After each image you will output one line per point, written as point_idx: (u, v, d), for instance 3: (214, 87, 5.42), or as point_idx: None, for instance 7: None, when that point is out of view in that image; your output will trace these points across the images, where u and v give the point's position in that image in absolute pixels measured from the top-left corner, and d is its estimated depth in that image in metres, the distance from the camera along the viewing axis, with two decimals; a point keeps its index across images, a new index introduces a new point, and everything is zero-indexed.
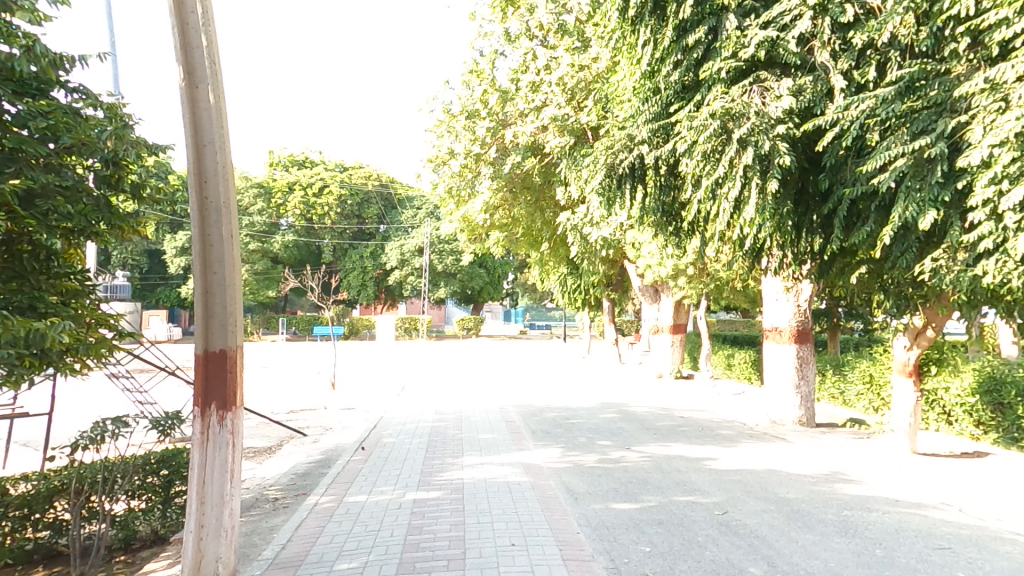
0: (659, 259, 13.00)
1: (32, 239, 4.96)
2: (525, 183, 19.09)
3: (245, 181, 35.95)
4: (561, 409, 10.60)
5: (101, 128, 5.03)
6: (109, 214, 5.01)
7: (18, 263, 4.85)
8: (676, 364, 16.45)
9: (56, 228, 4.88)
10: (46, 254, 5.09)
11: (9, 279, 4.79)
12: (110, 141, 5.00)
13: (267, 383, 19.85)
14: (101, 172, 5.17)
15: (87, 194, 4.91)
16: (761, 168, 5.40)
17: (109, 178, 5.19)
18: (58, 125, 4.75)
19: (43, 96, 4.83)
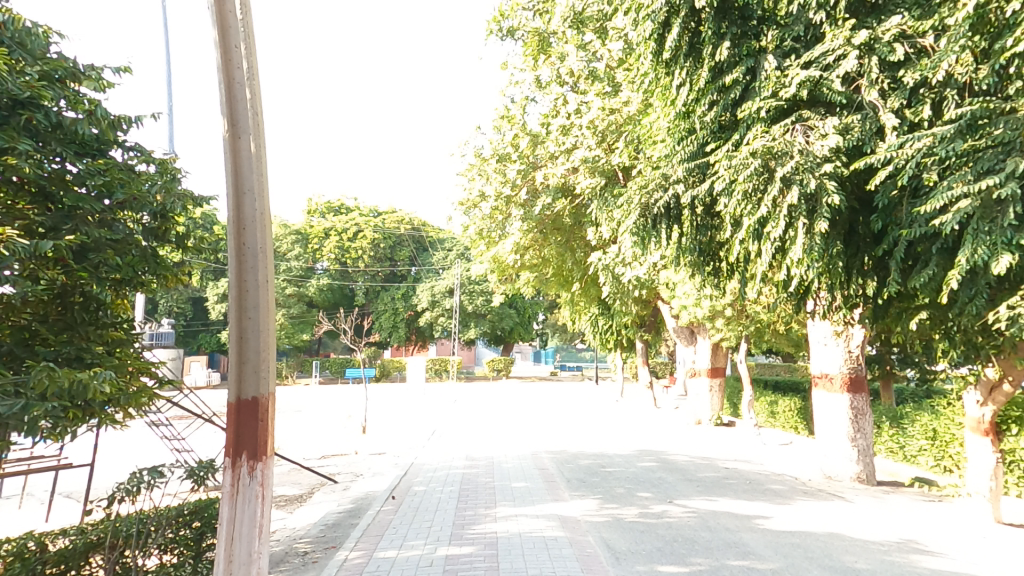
0: (696, 300, 12.64)
1: (84, 290, 5.02)
2: (556, 224, 19.15)
3: (284, 227, 37.30)
4: (596, 457, 10.15)
5: (151, 183, 5.28)
6: (154, 264, 5.24)
7: (70, 314, 4.98)
8: (716, 410, 15.75)
9: (106, 279, 5.01)
10: (96, 304, 5.15)
11: (60, 330, 4.92)
12: (159, 195, 5.20)
13: (298, 427, 19.89)
14: (150, 225, 5.32)
15: (135, 246, 5.11)
16: (808, 207, 5.22)
17: (157, 230, 5.35)
18: (113, 182, 4.97)
19: (102, 157, 5.05)
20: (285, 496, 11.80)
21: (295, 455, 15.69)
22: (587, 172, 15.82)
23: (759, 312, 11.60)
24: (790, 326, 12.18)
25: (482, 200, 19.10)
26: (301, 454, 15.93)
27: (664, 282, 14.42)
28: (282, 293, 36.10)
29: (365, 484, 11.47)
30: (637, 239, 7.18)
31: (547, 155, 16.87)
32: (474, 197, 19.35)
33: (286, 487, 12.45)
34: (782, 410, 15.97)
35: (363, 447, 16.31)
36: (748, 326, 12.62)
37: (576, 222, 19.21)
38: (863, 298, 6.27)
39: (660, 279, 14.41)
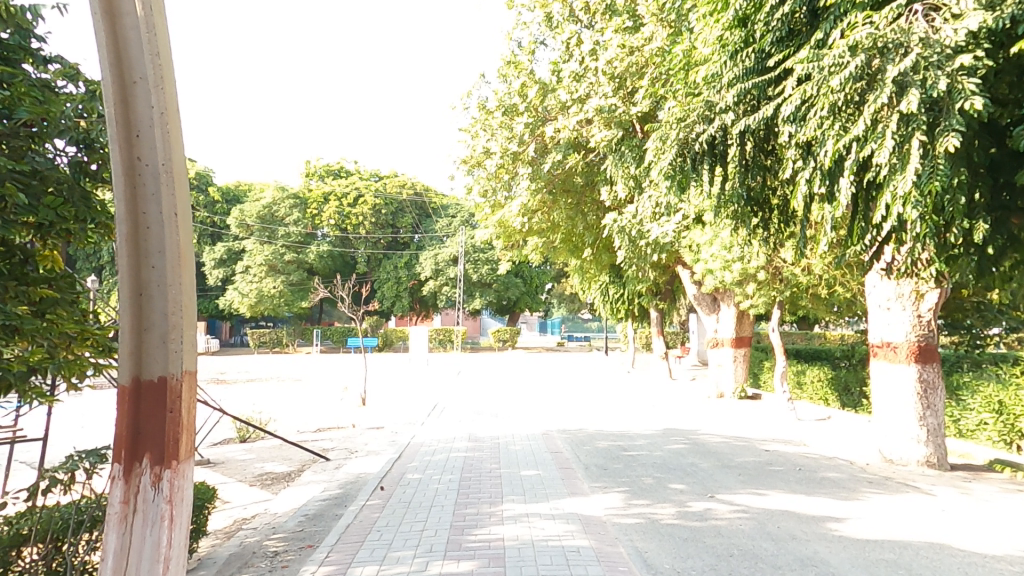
0: (726, 259, 11.34)
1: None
2: (567, 183, 17.65)
3: (281, 191, 35.87)
4: (616, 438, 9.09)
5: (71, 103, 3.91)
6: (85, 208, 3.82)
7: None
8: (739, 382, 14.59)
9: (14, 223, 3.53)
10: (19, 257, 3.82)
11: None
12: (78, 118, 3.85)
13: (294, 399, 19.00)
14: (72, 159, 3.89)
15: (53, 183, 3.72)
16: (929, 119, 3.89)
17: (83, 166, 3.91)
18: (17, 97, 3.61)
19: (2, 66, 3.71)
20: (275, 473, 10.86)
21: (289, 430, 14.73)
22: (602, 124, 14.39)
23: (801, 270, 10.37)
24: (831, 291, 10.89)
25: (486, 157, 17.67)
26: (294, 428, 14.98)
27: (691, 238, 13.16)
28: (281, 260, 34.83)
29: (361, 462, 10.46)
30: (673, 182, 6.02)
31: (557, 108, 15.48)
32: (478, 154, 17.90)
33: (276, 465, 11.50)
34: (810, 380, 14.82)
35: (361, 421, 15.37)
36: (783, 293, 11.33)
37: (588, 181, 17.76)
38: (965, 250, 5.03)
39: (690, 237, 13.13)
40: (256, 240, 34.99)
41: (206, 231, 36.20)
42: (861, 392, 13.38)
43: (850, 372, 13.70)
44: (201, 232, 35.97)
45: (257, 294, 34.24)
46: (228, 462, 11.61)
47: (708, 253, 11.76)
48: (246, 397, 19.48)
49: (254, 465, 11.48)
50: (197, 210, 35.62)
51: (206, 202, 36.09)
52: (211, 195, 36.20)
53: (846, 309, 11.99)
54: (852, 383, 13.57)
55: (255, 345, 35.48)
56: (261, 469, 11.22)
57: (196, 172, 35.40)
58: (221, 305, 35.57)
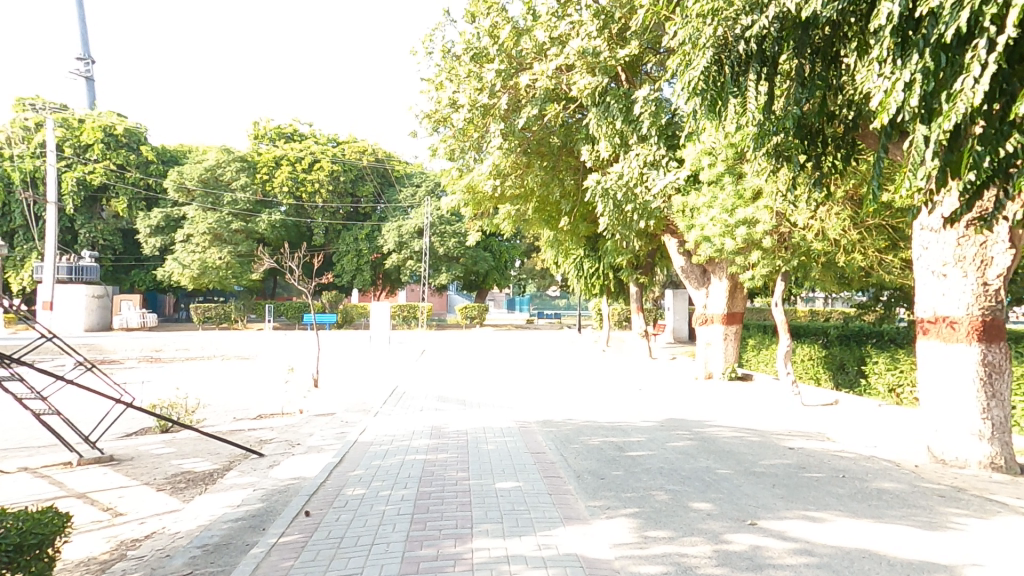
0: (727, 225, 9.98)
1: None
2: (542, 141, 15.87)
3: (225, 153, 32.92)
4: (608, 433, 7.69)
5: None
6: None
7: None
8: (729, 362, 13.32)
9: None
10: None
11: None
12: None
13: (233, 381, 16.91)
14: None
15: None
16: None
17: None
18: None
19: None
20: (196, 472, 9.01)
21: (222, 420, 12.82)
22: (584, 70, 12.69)
23: (813, 234, 8.98)
24: (848, 259, 9.58)
25: (452, 108, 15.65)
26: (230, 417, 13.07)
27: (686, 197, 11.78)
28: (228, 229, 31.79)
29: (305, 458, 8.77)
30: (707, 102, 4.68)
31: (532, 53, 13.82)
32: (443, 108, 15.94)
33: (199, 461, 9.63)
34: (799, 359, 13.76)
35: (311, 407, 13.61)
36: (787, 265, 9.96)
37: (565, 141, 16.07)
38: None
39: (687, 199, 11.70)
40: (198, 207, 31.85)
41: (139, 193, 32.80)
42: (858, 369, 12.15)
43: (844, 349, 12.50)
44: (133, 195, 32.54)
45: (201, 265, 31.21)
46: (139, 459, 9.64)
47: (705, 217, 10.36)
48: (178, 378, 17.21)
49: (171, 462, 9.56)
50: (127, 169, 32.05)
51: (139, 161, 32.57)
52: (144, 154, 32.71)
53: (855, 280, 10.77)
54: (847, 360, 12.36)
55: (199, 320, 32.63)
56: (179, 467, 9.30)
57: (125, 127, 31.66)
58: (160, 276, 32.44)
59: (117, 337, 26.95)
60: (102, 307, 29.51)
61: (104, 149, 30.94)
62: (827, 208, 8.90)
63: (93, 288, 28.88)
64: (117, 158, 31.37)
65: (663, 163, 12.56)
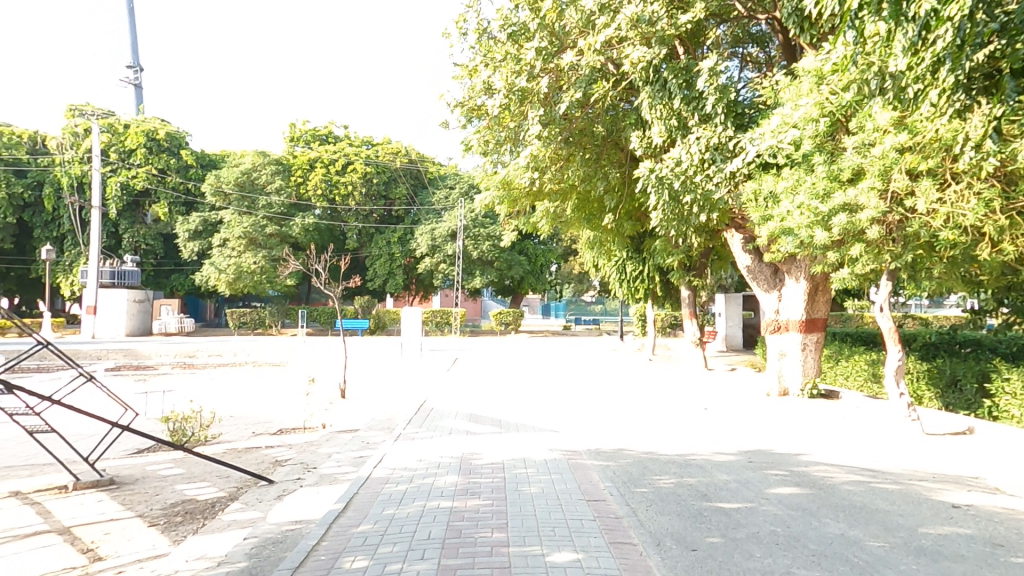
0: (817, 215, 8.21)
1: None
2: (586, 132, 14.41)
3: (261, 156, 32.70)
4: (684, 467, 6.13)
5: None
6: None
7: None
8: (809, 377, 11.41)
9: None
10: None
11: None
12: None
13: (253, 392, 15.92)
14: None
15: None
16: None
17: None
18: None
19: None
20: (198, 501, 7.85)
21: (240, 435, 11.87)
22: (638, 41, 11.25)
23: (939, 223, 7.13)
24: (993, 249, 7.65)
25: (487, 95, 14.48)
26: (248, 432, 12.11)
27: (759, 184, 9.98)
28: (262, 233, 31.46)
29: (313, 490, 7.48)
30: None
31: (577, 26, 12.48)
32: (477, 96, 14.76)
33: (203, 487, 8.48)
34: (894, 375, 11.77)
35: (335, 421, 12.57)
36: (896, 260, 8.09)
37: (611, 129, 14.70)
38: None
39: (761, 185, 9.88)
40: (235, 211, 31.70)
41: (179, 198, 32.74)
42: (979, 387, 10.03)
43: (958, 362, 10.42)
44: (173, 200, 32.51)
45: (236, 270, 30.74)
46: (142, 482, 8.58)
47: (787, 204, 8.63)
48: (200, 387, 16.41)
49: (173, 487, 8.43)
50: (168, 173, 32.16)
51: (179, 165, 32.60)
52: (184, 158, 32.68)
53: (990, 278, 8.80)
54: (962, 375, 10.24)
55: (234, 326, 32.33)
56: (180, 494, 8.15)
57: (166, 131, 31.97)
58: (198, 280, 32.31)
59: (152, 343, 26.67)
60: (142, 311, 29.39)
61: (146, 154, 31.46)
62: (962, 186, 7.04)
63: (133, 292, 28.94)
64: (159, 162, 31.66)
65: (727, 147, 10.90)
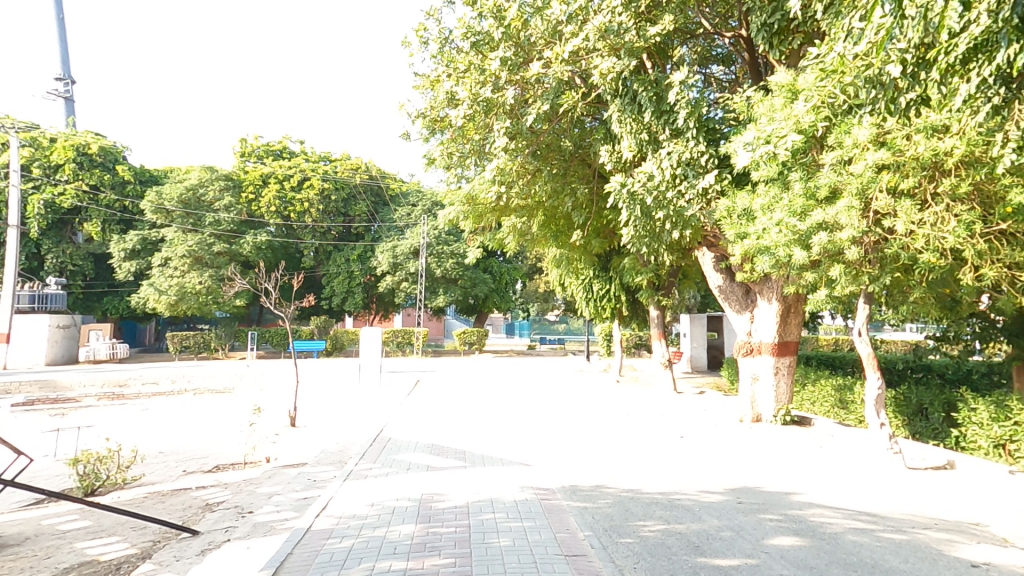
0: (796, 233, 7.83)
1: None
2: (552, 146, 14.00)
3: (209, 171, 30.98)
4: (670, 510, 5.46)
5: None
6: None
7: None
8: (782, 403, 11.02)
9: None
10: None
11: None
12: None
13: (190, 423, 14.46)
14: None
15: None
16: None
17: None
18: None
19: None
20: (100, 563, 6.65)
21: (168, 475, 10.59)
22: (607, 53, 10.96)
23: (919, 246, 6.79)
24: (971, 273, 7.40)
25: (450, 107, 13.95)
26: (178, 471, 10.83)
27: (733, 201, 9.64)
28: (209, 251, 29.59)
29: (241, 544, 6.39)
30: None
31: (543, 37, 12.16)
32: (439, 108, 14.23)
33: (111, 544, 7.27)
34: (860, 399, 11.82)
35: (281, 455, 11.43)
36: (874, 283, 7.74)
37: (579, 145, 14.44)
38: None
39: (736, 202, 9.55)
40: (178, 228, 29.88)
41: (114, 216, 30.78)
42: (945, 417, 9.79)
43: (923, 390, 10.19)
44: (106, 217, 30.48)
45: (179, 290, 28.90)
46: (35, 542, 7.32)
47: (764, 221, 8.24)
48: (128, 419, 14.81)
49: (73, 546, 7.19)
50: (101, 191, 30.25)
51: (114, 181, 30.65)
52: (120, 173, 30.74)
53: (963, 302, 8.64)
54: (929, 404, 9.99)
55: (177, 348, 30.28)
56: (80, 555, 6.93)
57: (99, 145, 29.93)
58: (135, 302, 30.12)
59: (81, 369, 24.44)
60: (67, 337, 27.44)
61: (76, 169, 29.22)
62: (943, 205, 6.75)
63: (58, 317, 27.04)
64: (90, 178, 29.54)
65: (699, 163, 10.60)
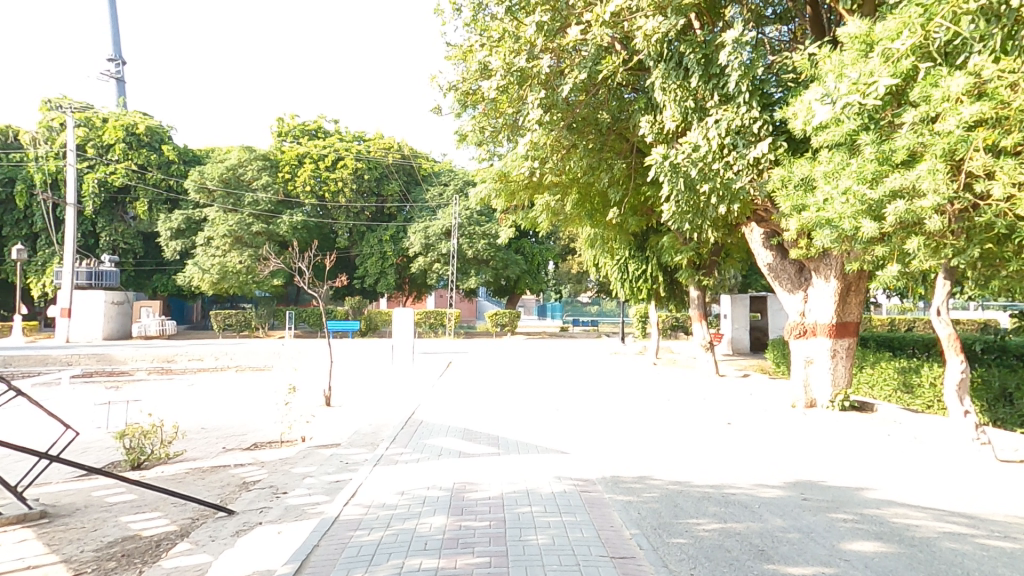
0: (866, 203, 7.08)
1: None
2: (589, 116, 13.24)
3: (248, 151, 31.44)
4: (725, 506, 4.96)
5: None
6: None
7: None
8: (839, 388, 10.29)
9: None
10: None
11: None
12: None
13: (229, 401, 14.65)
14: None
15: None
16: None
17: None
18: None
19: None
20: (141, 538, 6.60)
21: (209, 451, 10.65)
22: (652, 11, 10.23)
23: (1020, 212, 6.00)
24: None
25: (483, 78, 13.32)
26: (218, 448, 10.90)
27: (790, 170, 8.88)
28: (247, 231, 30.07)
29: (275, 526, 6.19)
30: None
31: None
32: (473, 80, 13.66)
33: (153, 519, 7.25)
34: (928, 383, 11.07)
35: (317, 434, 11.40)
36: (958, 257, 6.94)
37: (617, 118, 13.59)
38: None
39: (793, 171, 8.79)
40: (219, 208, 30.39)
41: (161, 195, 31.33)
42: None
43: (1007, 372, 9.43)
44: (154, 196, 31.08)
45: (221, 270, 29.45)
46: (81, 514, 7.36)
47: (829, 190, 7.49)
48: (170, 396, 15.09)
49: (116, 520, 7.20)
50: (148, 169, 30.76)
51: (160, 160, 31.21)
52: (166, 153, 31.32)
53: None
54: (1015, 388, 9.23)
55: (219, 327, 31.08)
56: (124, 529, 6.91)
57: (146, 125, 30.65)
58: (179, 281, 30.95)
59: (128, 345, 25.29)
60: (120, 313, 28.26)
61: (126, 149, 30.07)
62: None
63: (111, 293, 27.83)
64: (139, 157, 30.28)
65: (751, 131, 9.79)
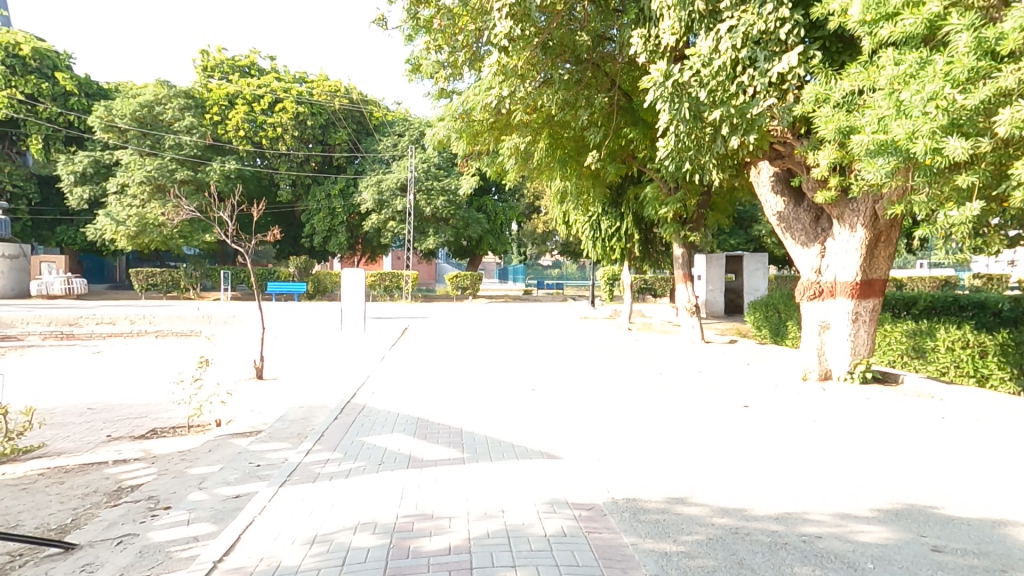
0: (952, 115, 5.22)
1: None
2: (565, 40, 10.99)
3: (165, 88, 27.30)
4: (822, 568, 3.17)
5: None
6: None
7: None
8: (859, 357, 8.77)
9: None
10: None
11: None
12: None
13: (129, 375, 12.07)
14: None
15: None
16: None
17: None
18: None
19: None
20: None
21: (85, 442, 8.22)
22: None
23: None
24: None
25: None
26: (101, 436, 8.49)
27: (828, 86, 6.89)
28: (170, 180, 26.28)
29: None
30: None
31: None
32: None
33: None
34: (947, 347, 9.69)
35: (238, 417, 9.17)
36: None
37: (596, 37, 11.41)
38: None
39: (834, 87, 6.80)
40: (134, 151, 26.62)
41: (58, 131, 27.26)
42: None
43: None
44: (49, 133, 27.00)
45: (139, 223, 25.72)
46: None
47: (898, 100, 5.55)
48: (56, 370, 12.36)
49: None
50: (40, 100, 26.56)
51: (55, 91, 26.92)
52: (61, 82, 26.93)
53: None
54: None
55: (142, 289, 27.61)
56: None
57: (32, 47, 25.78)
58: (91, 235, 27.10)
59: (28, 308, 21.81)
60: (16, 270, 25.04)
61: (7, 73, 25.48)
62: None
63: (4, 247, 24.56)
64: (26, 85, 25.85)
65: (776, 37, 7.74)
